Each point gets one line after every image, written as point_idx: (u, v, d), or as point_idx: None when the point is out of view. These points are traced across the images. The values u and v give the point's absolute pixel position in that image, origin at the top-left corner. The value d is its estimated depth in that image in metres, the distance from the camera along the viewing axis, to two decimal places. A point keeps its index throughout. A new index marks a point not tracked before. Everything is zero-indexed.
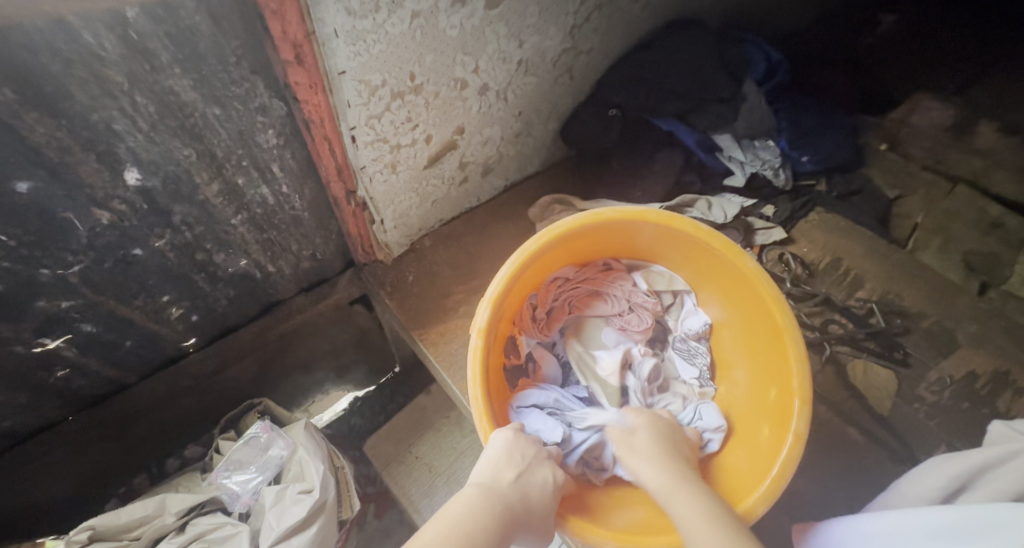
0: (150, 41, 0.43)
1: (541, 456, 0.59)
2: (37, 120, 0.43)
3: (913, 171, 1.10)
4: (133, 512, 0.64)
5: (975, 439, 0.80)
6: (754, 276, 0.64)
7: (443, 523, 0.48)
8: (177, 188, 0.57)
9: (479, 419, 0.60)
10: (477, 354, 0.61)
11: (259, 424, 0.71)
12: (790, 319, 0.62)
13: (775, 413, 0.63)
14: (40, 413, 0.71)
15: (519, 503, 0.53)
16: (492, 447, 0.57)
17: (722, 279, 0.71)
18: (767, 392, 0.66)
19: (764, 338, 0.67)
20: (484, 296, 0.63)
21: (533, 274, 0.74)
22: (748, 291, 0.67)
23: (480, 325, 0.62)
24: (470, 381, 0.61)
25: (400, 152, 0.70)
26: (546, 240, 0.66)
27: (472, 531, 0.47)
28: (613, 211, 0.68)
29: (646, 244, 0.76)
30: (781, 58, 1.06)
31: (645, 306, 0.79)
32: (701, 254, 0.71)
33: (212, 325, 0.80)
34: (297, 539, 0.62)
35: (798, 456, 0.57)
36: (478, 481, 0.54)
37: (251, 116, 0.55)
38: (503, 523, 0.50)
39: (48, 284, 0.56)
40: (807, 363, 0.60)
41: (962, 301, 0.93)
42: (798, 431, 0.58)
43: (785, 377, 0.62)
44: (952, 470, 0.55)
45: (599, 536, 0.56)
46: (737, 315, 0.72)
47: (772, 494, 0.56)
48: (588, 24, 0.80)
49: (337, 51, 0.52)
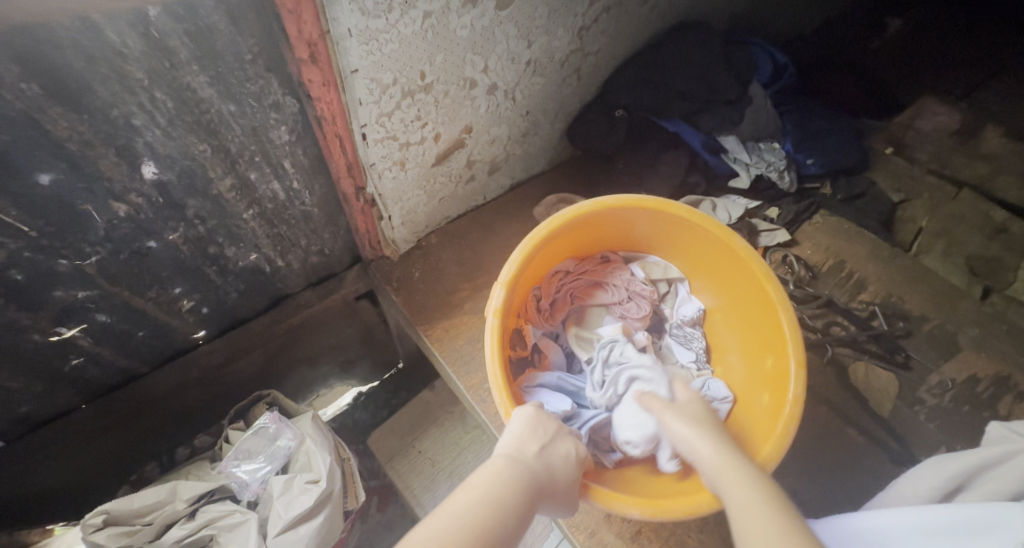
0: (170, 38, 0.44)
1: (563, 430, 0.59)
2: (60, 115, 0.44)
3: (918, 174, 1.08)
4: (146, 497, 0.65)
5: (974, 441, 0.81)
6: (744, 255, 0.67)
7: (475, 489, 0.48)
8: (192, 182, 0.58)
9: (500, 396, 0.61)
10: (495, 332, 0.63)
11: (268, 414, 0.72)
12: (780, 290, 0.64)
13: (773, 381, 0.64)
14: (54, 400, 0.72)
15: (545, 472, 0.53)
16: (514, 423, 0.57)
17: (714, 261, 0.74)
18: (764, 362, 0.68)
19: (757, 312, 0.69)
20: (497, 279, 0.65)
21: (539, 262, 0.75)
22: (739, 269, 0.70)
23: (495, 306, 0.64)
24: (488, 360, 0.62)
25: (409, 150, 0.72)
26: (556, 225, 0.67)
27: (504, 496, 0.47)
28: (615, 199, 0.69)
29: (642, 234, 0.78)
30: (788, 61, 1.06)
31: (643, 295, 0.79)
32: (694, 239, 0.74)
33: (222, 318, 0.81)
34: (304, 527, 0.64)
35: (798, 416, 0.58)
36: (504, 451, 0.53)
37: (265, 113, 0.57)
38: (531, 491, 0.50)
39: (65, 274, 0.58)
40: (800, 331, 0.62)
41: (964, 305, 0.94)
42: (796, 394, 0.59)
43: (779, 348, 0.64)
44: (952, 470, 0.55)
45: (622, 502, 0.56)
46: (730, 294, 0.74)
47: (776, 456, 0.57)
48: (596, 25, 0.81)
49: (350, 51, 0.54)
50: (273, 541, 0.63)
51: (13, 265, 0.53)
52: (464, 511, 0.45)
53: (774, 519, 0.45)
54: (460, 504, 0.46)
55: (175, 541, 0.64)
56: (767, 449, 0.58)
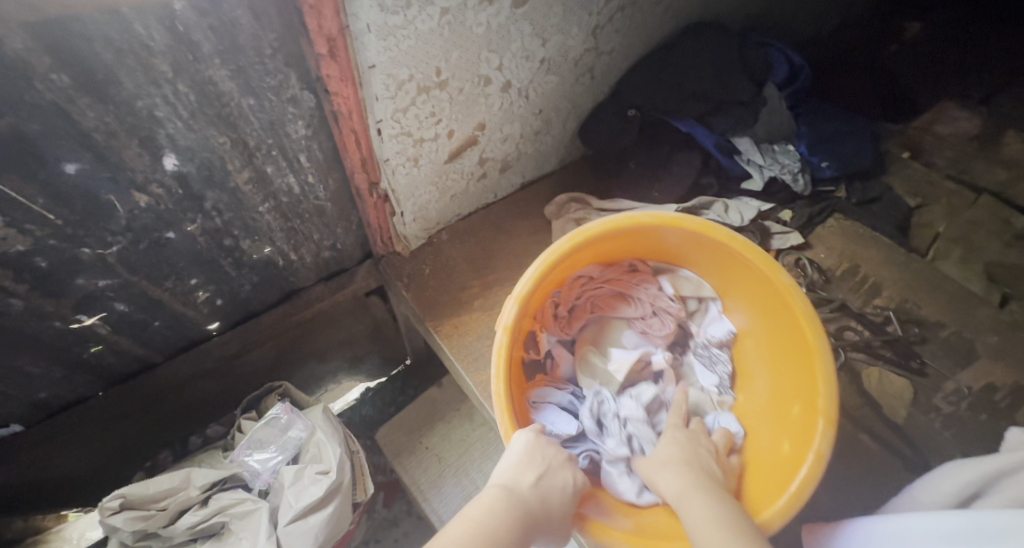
0: (194, 32, 0.45)
1: (559, 459, 0.60)
2: (88, 106, 0.45)
3: (937, 180, 1.08)
4: (160, 483, 0.66)
5: (989, 448, 0.80)
6: (787, 292, 0.63)
7: (470, 522, 0.49)
8: (211, 174, 0.59)
9: (501, 416, 0.61)
10: (501, 352, 0.62)
11: (280, 405, 0.73)
12: (823, 340, 0.61)
13: (797, 429, 0.62)
14: (72, 387, 0.74)
15: (539, 503, 0.54)
16: (513, 448, 0.59)
17: (753, 291, 0.71)
18: (790, 408, 0.66)
19: (792, 354, 0.66)
20: (511, 292, 0.64)
21: (562, 271, 0.74)
22: (780, 306, 0.66)
23: (505, 323, 0.63)
24: (493, 377, 0.62)
25: (423, 146, 0.72)
26: (579, 239, 0.66)
27: (499, 528, 0.49)
28: (647, 215, 0.67)
29: (677, 247, 0.75)
30: (804, 62, 1.04)
31: (669, 311, 0.78)
32: (734, 264, 0.70)
33: (235, 310, 0.83)
34: (314, 516, 0.65)
35: (817, 478, 0.56)
36: (500, 481, 0.55)
37: (283, 107, 0.58)
38: (523, 524, 0.51)
39: (87, 262, 0.59)
40: (835, 385, 0.59)
41: (982, 312, 0.92)
42: (819, 453, 0.57)
43: (810, 395, 0.62)
44: (963, 478, 0.55)
45: (613, 538, 0.57)
46: (765, 326, 0.72)
47: (786, 514, 0.55)
48: (611, 25, 0.82)
49: (368, 46, 0.54)
50: (283, 530, 0.63)
51: (38, 252, 0.54)
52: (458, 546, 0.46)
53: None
54: (452, 535, 0.47)
55: (188, 527, 0.65)
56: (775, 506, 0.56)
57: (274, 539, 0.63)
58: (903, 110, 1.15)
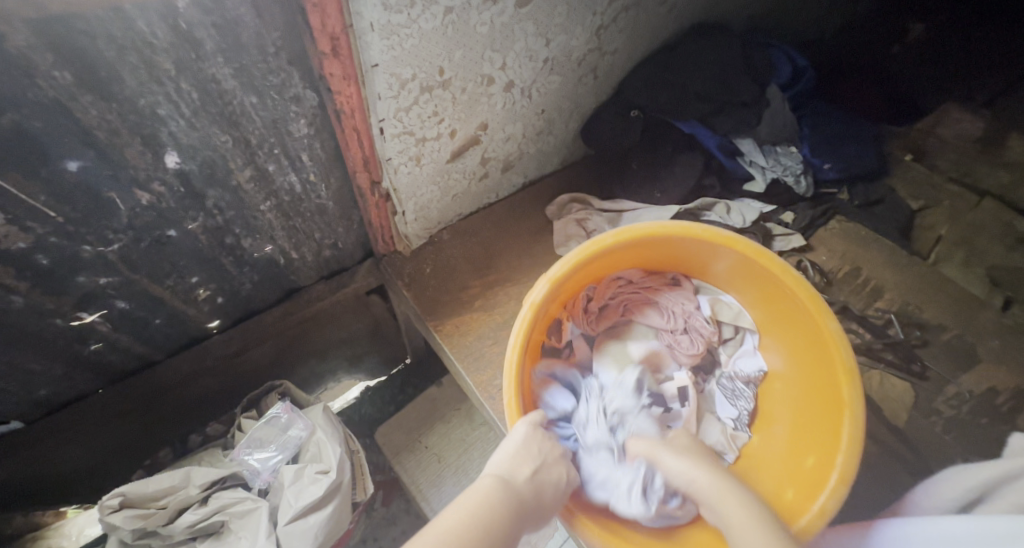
0: (197, 30, 0.45)
1: (555, 455, 0.60)
2: (90, 103, 0.45)
3: (938, 183, 1.07)
4: (160, 482, 0.66)
5: (991, 452, 0.79)
6: (830, 338, 0.61)
7: (463, 510, 0.48)
8: (213, 173, 0.59)
9: (509, 386, 0.61)
10: (522, 326, 0.62)
11: (280, 404, 0.73)
12: (857, 397, 0.58)
13: (805, 480, 0.60)
14: (73, 384, 0.74)
15: (533, 497, 0.54)
16: (511, 439, 0.59)
17: (794, 332, 0.69)
18: (803, 458, 0.63)
19: (821, 405, 0.64)
20: (545, 272, 0.63)
21: (598, 268, 0.74)
22: (820, 354, 0.64)
23: (534, 299, 0.63)
24: (509, 341, 0.62)
25: (425, 145, 0.72)
26: (624, 239, 0.66)
27: (492, 519, 0.48)
28: (704, 229, 0.66)
29: (723, 270, 0.74)
30: (808, 63, 1.04)
31: (701, 333, 0.77)
32: (782, 300, 0.68)
33: (236, 308, 0.82)
34: (314, 516, 0.65)
35: (812, 531, 0.55)
36: (495, 472, 0.55)
37: (286, 106, 0.57)
38: (518, 516, 0.51)
39: (88, 260, 0.59)
40: (860, 446, 0.56)
41: (983, 316, 0.92)
42: (823, 508, 0.55)
43: (829, 447, 0.59)
44: (968, 481, 0.55)
45: (589, 530, 0.57)
46: (798, 373, 0.69)
47: None
48: (615, 25, 0.81)
49: (372, 45, 0.54)
50: (283, 529, 0.63)
51: (40, 250, 0.54)
52: (452, 533, 0.45)
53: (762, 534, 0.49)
54: (446, 524, 0.46)
55: (188, 525, 0.65)
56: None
57: (274, 538, 0.63)
58: (907, 112, 1.14)
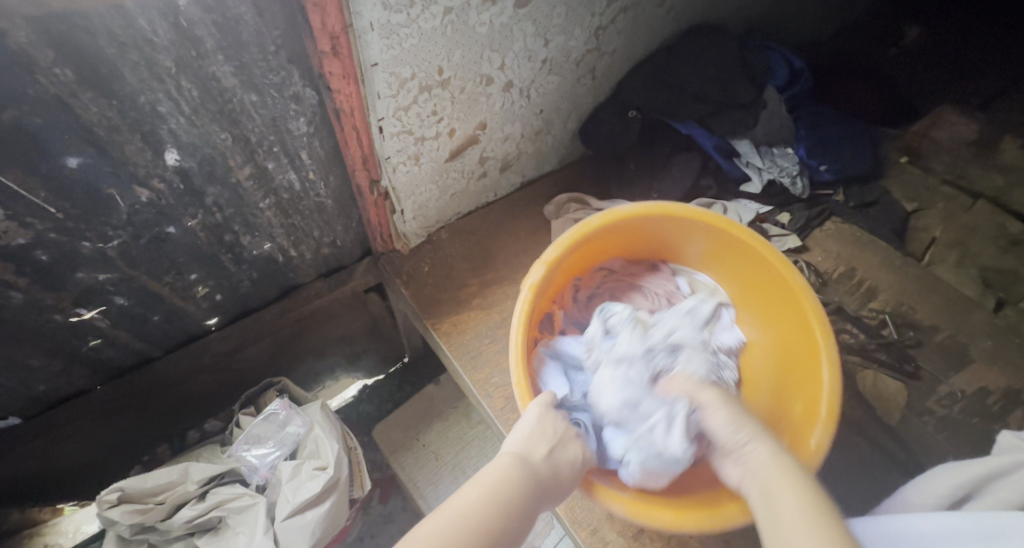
0: (197, 28, 0.45)
1: (572, 431, 0.60)
2: (91, 100, 0.45)
3: (933, 185, 1.08)
4: (159, 477, 0.67)
5: (982, 451, 0.80)
6: (799, 291, 0.66)
7: (483, 486, 0.49)
8: (212, 170, 0.59)
9: (517, 367, 0.62)
10: (524, 307, 0.64)
11: (278, 401, 0.73)
12: (830, 341, 0.62)
13: (795, 429, 0.62)
14: (71, 380, 0.74)
15: (551, 476, 0.54)
16: (525, 420, 0.59)
17: (767, 294, 0.73)
18: (791, 406, 0.66)
19: (799, 357, 0.67)
20: (540, 256, 0.67)
21: (587, 254, 0.77)
22: (791, 308, 0.68)
23: (531, 282, 0.66)
24: (512, 327, 0.64)
25: (424, 144, 0.72)
26: (609, 220, 0.70)
27: (512, 496, 0.49)
28: (681, 207, 0.71)
29: (697, 249, 0.79)
30: (805, 65, 1.05)
31: None
32: (751, 266, 0.73)
33: (234, 305, 0.83)
34: (312, 512, 0.65)
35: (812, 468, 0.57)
36: (512, 450, 0.55)
37: (285, 104, 0.58)
38: (535, 495, 0.51)
39: (87, 256, 0.59)
40: (841, 384, 0.60)
41: (976, 317, 0.93)
42: (818, 444, 0.57)
43: (813, 393, 0.62)
44: (959, 479, 0.55)
45: (609, 495, 0.57)
46: (775, 333, 0.73)
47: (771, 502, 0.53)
48: (613, 26, 0.82)
49: (371, 44, 0.54)
50: (281, 525, 0.64)
51: (39, 246, 0.54)
52: (472, 510, 0.46)
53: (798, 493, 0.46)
54: (466, 499, 0.47)
55: (186, 521, 0.65)
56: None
57: (272, 533, 0.63)
58: (903, 113, 1.16)
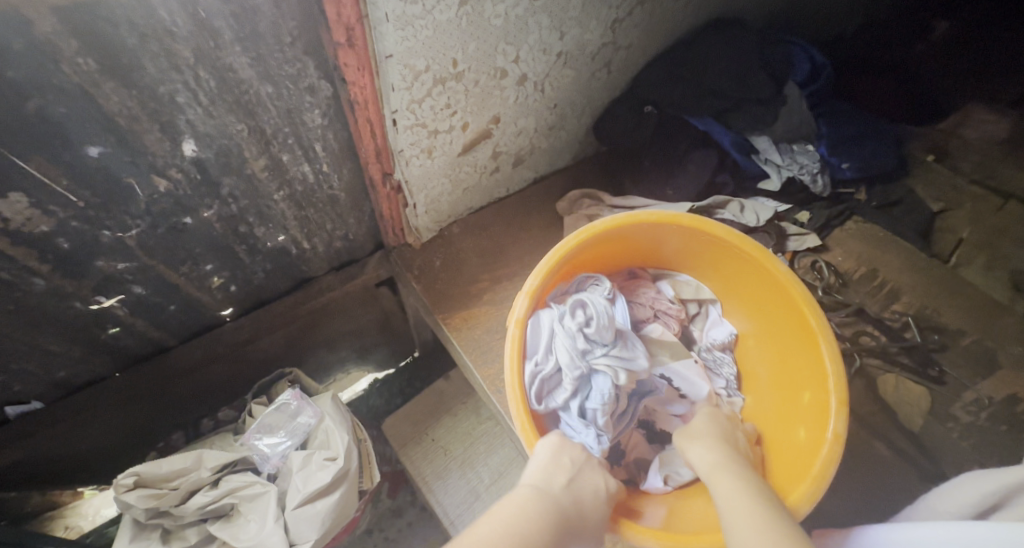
0: (216, 19, 0.46)
1: (587, 461, 0.60)
2: (112, 90, 0.46)
3: (961, 185, 1.04)
4: (173, 464, 0.67)
5: (1009, 461, 0.78)
6: (783, 280, 0.68)
7: (499, 521, 0.50)
8: (228, 161, 0.60)
9: (516, 407, 0.61)
10: (513, 343, 0.64)
11: (290, 391, 0.74)
12: (820, 320, 0.65)
13: (811, 415, 0.65)
14: (90, 367, 0.76)
15: (573, 506, 0.54)
16: (540, 452, 0.59)
17: (747, 284, 0.76)
18: (801, 393, 0.68)
19: (795, 342, 0.70)
20: (522, 288, 0.66)
21: (574, 270, 0.77)
22: (777, 295, 0.70)
23: (517, 316, 0.65)
24: (506, 370, 0.63)
25: (437, 138, 0.72)
26: (585, 238, 0.69)
27: (529, 535, 0.49)
28: (647, 213, 0.71)
29: (672, 251, 0.80)
30: (826, 61, 1.02)
31: (671, 313, 0.80)
32: (731, 259, 0.75)
33: (248, 296, 0.84)
34: (321, 502, 0.66)
35: (837, 456, 0.58)
36: (531, 482, 0.55)
37: (301, 96, 0.58)
38: (555, 528, 0.51)
39: (107, 245, 0.60)
40: (842, 363, 0.62)
41: (1004, 321, 0.90)
42: (836, 433, 0.59)
43: (820, 379, 0.64)
44: (988, 486, 0.52)
45: (640, 534, 0.57)
46: (766, 325, 0.75)
47: (809, 501, 0.56)
48: (630, 19, 0.81)
49: (386, 35, 0.54)
50: (291, 513, 0.64)
51: (61, 233, 0.55)
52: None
53: (756, 511, 0.50)
54: (482, 533, 0.48)
55: (199, 507, 0.66)
56: (805, 487, 0.57)
57: (283, 521, 0.64)
58: (923, 113, 1.11)
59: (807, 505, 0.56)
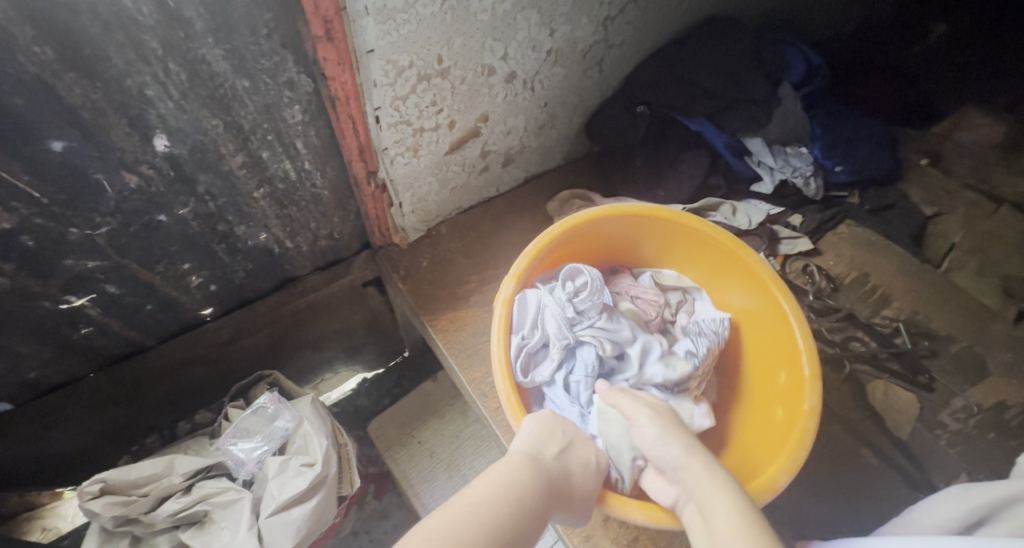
0: (185, 9, 0.44)
1: (580, 436, 0.57)
2: (74, 81, 0.44)
3: (953, 189, 1.03)
4: (143, 469, 0.66)
5: (995, 468, 0.78)
6: (755, 266, 0.68)
7: (493, 485, 0.47)
8: (204, 157, 0.58)
9: (502, 381, 0.60)
10: (500, 323, 0.63)
11: (267, 395, 0.72)
12: (792, 303, 0.65)
13: (785, 395, 0.64)
14: (63, 367, 0.73)
15: (562, 476, 0.52)
16: (529, 425, 0.56)
17: (725, 274, 0.75)
18: (773, 376, 0.68)
19: (768, 327, 0.69)
20: (508, 271, 0.66)
21: (560, 261, 0.77)
22: (749, 281, 0.71)
23: (505, 297, 0.65)
24: (493, 347, 0.62)
25: (423, 136, 0.71)
26: (570, 226, 0.69)
27: (523, 497, 0.47)
28: (631, 205, 0.71)
29: (649, 243, 0.79)
30: (821, 62, 1.00)
31: (648, 298, 0.77)
32: (706, 249, 0.75)
33: (229, 296, 0.82)
34: (297, 509, 0.64)
35: (813, 430, 0.57)
36: (522, 449, 0.53)
37: (279, 90, 0.56)
38: (547, 492, 0.49)
39: (76, 243, 0.58)
40: (813, 341, 0.63)
41: (995, 328, 0.89)
42: (811, 408, 0.59)
43: (793, 359, 0.64)
44: (974, 500, 0.52)
45: (625, 503, 0.54)
46: (740, 312, 0.75)
47: (788, 474, 0.55)
48: (622, 16, 0.79)
49: (367, 29, 0.52)
50: (265, 521, 0.63)
51: (24, 231, 0.53)
52: (484, 507, 0.45)
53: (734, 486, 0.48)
54: (476, 495, 0.46)
55: (170, 514, 0.64)
56: (783, 461, 0.56)
57: (256, 529, 0.63)
58: (919, 114, 1.12)
59: (785, 479, 0.55)
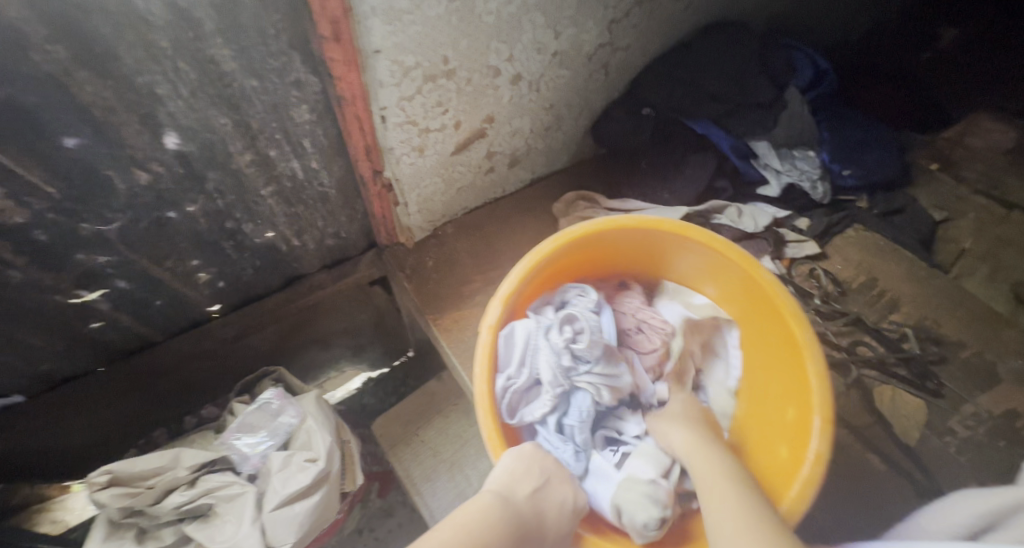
0: (196, 10, 0.44)
1: (558, 476, 0.61)
2: (86, 79, 0.45)
3: (963, 195, 1.01)
4: (149, 461, 0.66)
5: (1004, 477, 0.77)
6: (770, 288, 0.66)
7: (458, 527, 0.49)
8: (213, 155, 0.59)
9: (484, 418, 0.60)
10: (484, 352, 0.62)
11: (272, 391, 0.73)
12: (807, 333, 0.62)
13: (792, 432, 0.63)
14: (73, 361, 0.75)
15: (534, 517, 0.54)
16: (508, 461, 0.59)
17: (744, 296, 0.72)
18: (785, 410, 0.66)
19: (783, 357, 0.67)
20: (495, 293, 0.64)
21: (559, 277, 0.77)
22: (764, 303, 0.68)
23: (490, 323, 0.63)
24: (477, 376, 0.61)
25: (429, 136, 0.71)
26: (562, 242, 0.67)
27: (488, 537, 0.49)
28: (628, 218, 0.70)
29: (657, 253, 0.78)
30: (829, 67, 1.01)
31: (653, 324, 0.77)
32: (716, 265, 0.73)
33: (236, 292, 0.83)
34: (300, 504, 0.65)
35: (818, 477, 0.56)
36: (494, 488, 0.55)
37: (286, 90, 0.57)
38: (515, 535, 0.52)
39: (88, 238, 0.59)
40: (828, 381, 0.60)
41: (1006, 334, 0.88)
42: (816, 454, 0.57)
43: (804, 395, 0.62)
44: (978, 507, 0.51)
45: None
46: (758, 334, 0.72)
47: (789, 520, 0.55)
48: (628, 19, 0.79)
49: (373, 30, 0.53)
50: (269, 515, 0.64)
51: (37, 225, 0.54)
52: None
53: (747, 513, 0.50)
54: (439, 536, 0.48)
55: (175, 506, 0.65)
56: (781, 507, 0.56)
57: (259, 523, 0.63)
58: (933, 118, 1.11)
59: None
